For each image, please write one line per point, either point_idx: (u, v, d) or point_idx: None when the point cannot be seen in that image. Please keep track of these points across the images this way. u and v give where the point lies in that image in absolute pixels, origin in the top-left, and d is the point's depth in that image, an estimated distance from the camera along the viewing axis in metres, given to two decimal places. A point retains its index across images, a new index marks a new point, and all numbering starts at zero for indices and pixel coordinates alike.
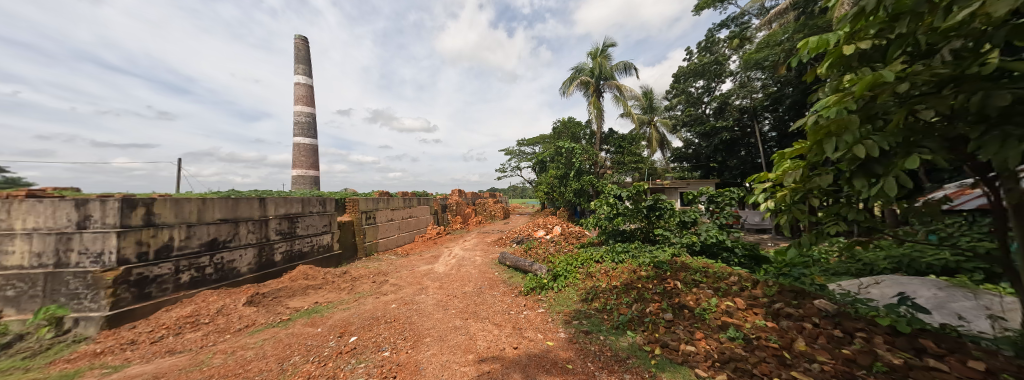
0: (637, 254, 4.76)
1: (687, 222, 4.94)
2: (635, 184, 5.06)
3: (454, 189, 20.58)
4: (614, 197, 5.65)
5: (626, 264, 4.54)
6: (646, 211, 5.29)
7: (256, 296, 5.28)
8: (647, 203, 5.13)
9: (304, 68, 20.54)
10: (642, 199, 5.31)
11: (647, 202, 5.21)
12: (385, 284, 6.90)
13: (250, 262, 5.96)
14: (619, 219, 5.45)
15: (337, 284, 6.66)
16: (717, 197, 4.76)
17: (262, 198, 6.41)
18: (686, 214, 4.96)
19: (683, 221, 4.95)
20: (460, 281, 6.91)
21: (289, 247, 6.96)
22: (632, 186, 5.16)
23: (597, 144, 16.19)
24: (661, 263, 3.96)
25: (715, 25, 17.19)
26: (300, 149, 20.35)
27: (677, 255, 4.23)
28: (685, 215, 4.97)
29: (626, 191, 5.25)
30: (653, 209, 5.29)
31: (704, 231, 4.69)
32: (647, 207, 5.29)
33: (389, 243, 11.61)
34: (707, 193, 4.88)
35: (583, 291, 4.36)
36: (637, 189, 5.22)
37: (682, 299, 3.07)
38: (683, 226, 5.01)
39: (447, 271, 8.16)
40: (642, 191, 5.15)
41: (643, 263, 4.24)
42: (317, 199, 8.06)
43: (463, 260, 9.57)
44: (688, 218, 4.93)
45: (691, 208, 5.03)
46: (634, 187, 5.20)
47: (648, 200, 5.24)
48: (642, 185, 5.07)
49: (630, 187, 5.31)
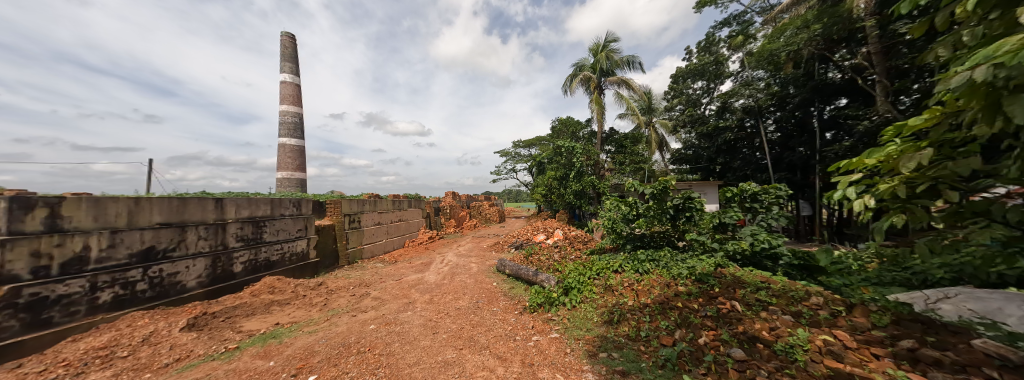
0: (667, 262, 3.98)
1: (724, 224, 4.17)
2: (660, 179, 4.29)
3: (448, 191, 19.70)
4: (633, 196, 4.90)
5: (655, 277, 3.78)
6: (672, 212, 4.52)
7: (201, 318, 4.34)
8: (675, 203, 4.35)
9: (291, 66, 19.52)
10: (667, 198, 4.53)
11: (675, 202, 4.45)
12: (366, 298, 5.97)
13: (200, 275, 4.99)
14: (640, 221, 4.70)
15: (308, 299, 5.71)
16: (761, 195, 4.00)
17: (218, 198, 5.46)
18: (724, 212, 4.15)
19: (720, 221, 4.14)
20: (453, 294, 6.04)
21: (253, 256, 5.98)
22: (657, 182, 4.40)
23: (598, 144, 15.56)
24: (705, 276, 3.20)
25: (716, 24, 16.94)
26: (285, 150, 19.20)
27: (720, 265, 3.48)
28: (722, 214, 4.16)
29: (649, 188, 4.47)
30: (681, 210, 4.52)
31: (746, 236, 3.95)
32: (674, 208, 4.53)
33: (376, 250, 10.65)
34: (750, 191, 4.08)
35: (605, 310, 3.56)
36: (662, 186, 4.44)
37: (752, 330, 2.27)
38: (721, 230, 4.24)
39: (440, 281, 7.25)
40: (667, 188, 4.38)
41: (678, 275, 3.48)
42: (290, 200, 7.10)
43: (457, 267, 8.67)
44: (727, 217, 4.11)
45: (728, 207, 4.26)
46: (658, 183, 4.43)
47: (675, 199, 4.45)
48: (670, 180, 4.31)
49: (655, 184, 4.46)
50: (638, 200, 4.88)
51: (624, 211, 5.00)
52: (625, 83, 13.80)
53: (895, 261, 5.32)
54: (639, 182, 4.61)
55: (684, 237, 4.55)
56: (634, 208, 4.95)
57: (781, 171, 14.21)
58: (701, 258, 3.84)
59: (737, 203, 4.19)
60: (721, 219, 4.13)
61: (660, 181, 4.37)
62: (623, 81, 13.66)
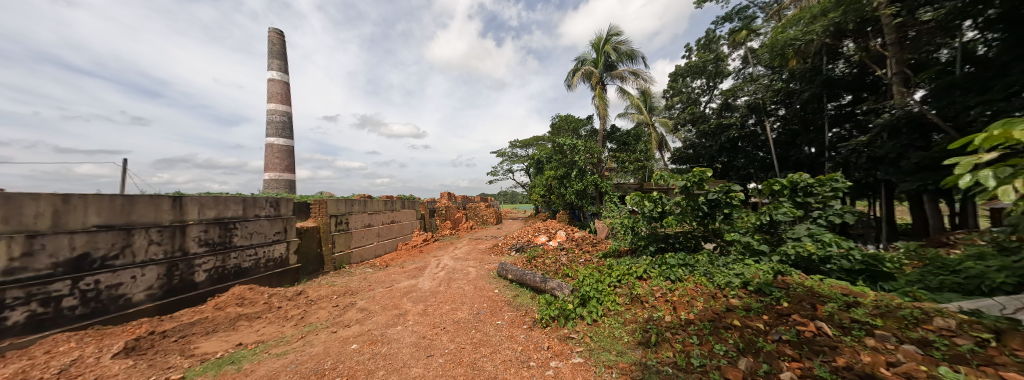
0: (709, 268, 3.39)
1: (775, 222, 3.58)
2: (695, 170, 3.62)
3: (443, 192, 19.03)
4: (658, 191, 4.25)
5: (694, 285, 3.19)
6: (707, 209, 3.88)
7: (144, 340, 3.59)
8: (714, 197, 3.70)
9: (279, 64, 18.59)
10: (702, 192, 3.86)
11: (711, 197, 3.80)
12: (350, 309, 5.24)
13: (151, 286, 4.23)
14: (669, 219, 4.07)
15: (282, 312, 4.98)
16: (815, 188, 3.53)
17: (177, 196, 4.73)
18: (776, 207, 3.56)
19: (769, 219, 3.56)
20: (451, 303, 5.37)
21: (219, 264, 5.21)
22: (690, 174, 3.72)
23: (600, 142, 15.02)
24: (766, 285, 2.60)
25: (718, 20, 16.65)
26: (273, 150, 18.24)
27: (780, 272, 2.85)
28: (773, 209, 3.58)
29: (680, 181, 3.80)
30: (718, 207, 3.88)
31: (803, 236, 3.38)
32: (707, 204, 3.90)
33: (366, 253, 9.90)
34: (802, 182, 3.60)
35: (636, 327, 2.93)
36: (697, 178, 3.77)
37: (862, 365, 1.66)
38: (770, 228, 3.67)
39: (435, 288, 6.54)
40: (704, 181, 3.73)
41: (727, 285, 2.87)
42: (266, 199, 6.36)
43: (454, 272, 7.98)
44: (783, 212, 3.50)
45: (775, 201, 3.75)
46: (692, 174, 3.75)
47: (711, 193, 3.82)
48: (707, 172, 3.67)
49: (689, 174, 3.75)
50: (664, 195, 4.23)
51: (647, 207, 4.36)
52: (638, 74, 13.24)
53: (940, 263, 4.80)
54: (668, 175, 3.94)
55: (722, 237, 3.96)
56: (660, 204, 4.31)
57: (788, 169, 13.84)
58: (751, 263, 3.25)
59: (787, 196, 3.66)
60: (773, 216, 3.53)
61: (694, 172, 3.69)
62: (634, 71, 13.15)
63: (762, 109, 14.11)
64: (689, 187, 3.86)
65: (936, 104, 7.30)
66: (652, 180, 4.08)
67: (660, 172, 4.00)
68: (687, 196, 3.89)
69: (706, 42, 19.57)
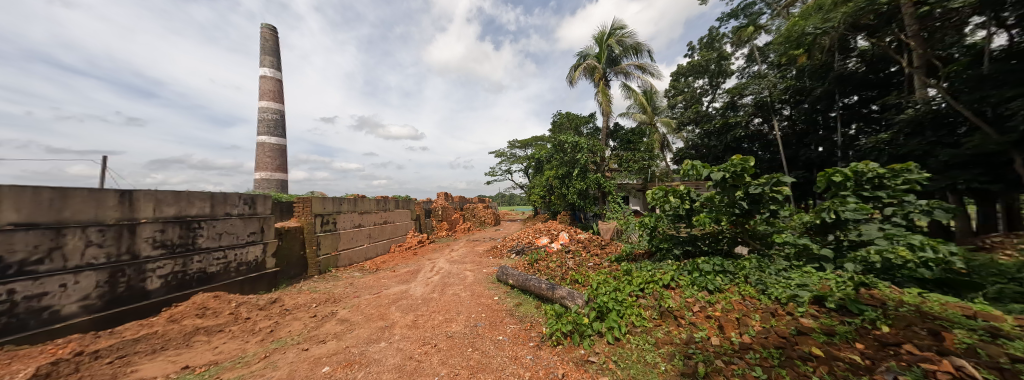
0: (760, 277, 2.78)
1: (841, 221, 3.14)
2: (735, 158, 2.99)
3: (440, 193, 18.37)
4: (685, 185, 3.62)
5: (742, 298, 2.60)
6: (747, 206, 3.25)
7: (65, 363, 2.93)
8: (758, 192, 3.03)
9: (271, 59, 17.92)
10: (740, 186, 3.20)
11: (753, 190, 3.08)
12: (329, 320, 4.59)
13: (87, 296, 3.58)
14: (702, 217, 3.44)
15: (250, 324, 4.33)
16: (888, 179, 3.12)
17: (125, 190, 4.09)
18: (841, 202, 3.13)
19: (833, 216, 3.13)
20: (446, 312, 4.75)
21: (179, 268, 4.56)
22: (728, 163, 3.09)
23: (603, 140, 14.52)
24: (852, 302, 1.99)
25: (723, 17, 16.28)
26: (264, 148, 17.48)
27: (860, 284, 2.23)
28: (837, 204, 3.15)
29: (711, 171, 3.17)
30: (760, 204, 3.25)
31: (880, 239, 2.90)
32: (748, 201, 3.27)
33: (355, 256, 9.25)
34: (874, 172, 3.16)
35: (673, 351, 2.33)
36: (737, 169, 3.12)
37: None
38: (836, 227, 3.22)
39: (427, 295, 5.91)
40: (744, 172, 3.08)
41: (792, 299, 2.26)
42: (239, 195, 5.72)
43: (450, 277, 7.35)
44: (852, 209, 3.05)
45: (839, 195, 3.33)
46: (729, 164, 3.12)
47: (752, 186, 3.13)
48: (749, 161, 3.03)
49: (726, 164, 3.12)
50: (693, 190, 3.62)
51: (672, 204, 3.75)
52: (644, 68, 12.88)
53: (998, 269, 4.24)
54: (700, 165, 3.31)
55: (767, 238, 3.35)
56: (688, 200, 3.70)
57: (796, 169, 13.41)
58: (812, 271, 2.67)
59: (851, 189, 3.23)
60: (840, 213, 3.08)
61: (734, 161, 3.06)
62: (639, 65, 12.76)
63: (770, 107, 13.69)
64: (726, 179, 3.22)
65: (966, 96, 6.83)
66: (679, 171, 3.45)
67: (690, 162, 3.38)
68: (725, 190, 3.26)
69: (709, 41, 19.27)
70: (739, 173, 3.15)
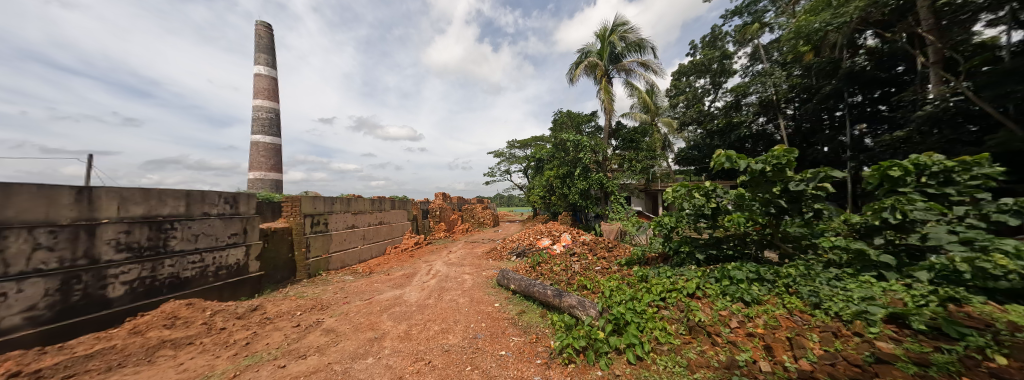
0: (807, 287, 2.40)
1: (907, 221, 2.79)
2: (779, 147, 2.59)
3: (438, 193, 17.93)
4: (712, 180, 3.24)
5: (789, 312, 2.21)
6: (786, 205, 2.89)
7: None
8: (799, 189, 2.68)
9: (267, 57, 17.49)
10: (778, 182, 2.82)
11: (794, 187, 2.72)
12: (313, 331, 4.16)
13: (33, 306, 3.16)
14: (734, 216, 3.09)
15: (225, 335, 3.91)
16: (959, 174, 2.83)
17: (83, 186, 3.67)
18: (909, 201, 2.77)
19: (899, 217, 2.78)
20: (442, 321, 4.34)
21: (148, 273, 4.14)
22: (768, 154, 2.71)
23: (605, 139, 14.16)
24: (945, 323, 1.60)
25: (726, 15, 16.07)
26: (258, 147, 16.96)
27: (942, 298, 1.84)
28: (904, 202, 2.79)
29: (747, 164, 2.78)
30: (800, 203, 2.88)
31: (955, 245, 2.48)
32: (787, 200, 2.90)
33: (348, 258, 8.82)
34: (942, 165, 2.85)
35: (712, 377, 1.93)
36: (779, 161, 2.71)
37: None
38: (896, 229, 2.89)
39: (422, 301, 5.50)
40: (787, 166, 2.68)
41: (860, 316, 1.87)
42: (219, 194, 5.29)
43: (447, 280, 6.94)
44: (923, 208, 2.69)
45: (903, 190, 3.00)
46: (770, 156, 2.74)
47: (791, 183, 2.76)
48: (795, 152, 2.62)
49: (764, 157, 2.76)
50: (721, 187, 3.24)
51: (695, 203, 3.40)
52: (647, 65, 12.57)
53: None
54: (736, 156, 2.93)
55: (806, 242, 2.98)
56: (714, 198, 3.33)
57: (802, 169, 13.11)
58: (868, 282, 2.29)
59: (914, 184, 2.94)
60: (908, 213, 2.72)
61: (777, 152, 2.67)
62: (642, 62, 12.46)
63: (776, 105, 13.42)
64: (764, 174, 2.83)
65: (989, 92, 6.53)
66: (710, 163, 3.09)
67: (723, 153, 3.00)
68: (759, 186, 2.89)
69: (711, 40, 19.16)
70: (780, 167, 2.73)
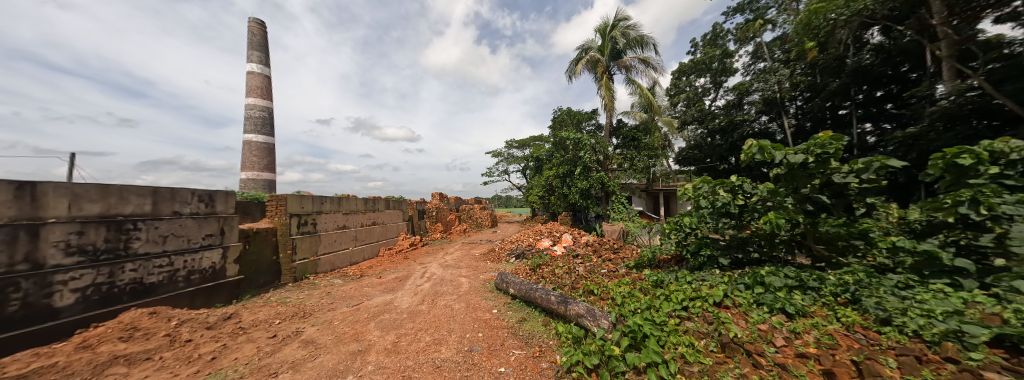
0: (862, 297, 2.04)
1: (989, 217, 2.42)
2: (826, 134, 2.27)
3: (435, 193, 17.49)
4: (739, 175, 2.89)
5: (847, 328, 1.84)
6: (828, 200, 2.56)
7: None
8: (846, 182, 2.34)
9: (259, 55, 16.97)
10: (818, 175, 2.50)
11: (839, 180, 2.38)
12: (290, 343, 3.74)
13: None
14: (772, 215, 2.59)
15: (188, 349, 3.47)
16: None
17: (24, 181, 3.23)
18: (995, 193, 2.38)
19: (981, 212, 2.41)
20: (435, 331, 3.93)
21: (104, 279, 3.71)
22: (812, 142, 2.38)
23: (606, 137, 13.81)
24: None
25: (728, 12, 15.84)
26: (250, 147, 16.43)
27: None
28: (988, 195, 2.40)
29: (785, 154, 2.45)
30: (845, 197, 2.55)
31: None
32: (830, 196, 2.57)
33: (338, 261, 8.37)
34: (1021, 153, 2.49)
35: None
36: (824, 151, 2.39)
37: None
38: (967, 228, 2.58)
39: (415, 307, 5.08)
40: (833, 155, 2.37)
41: (951, 337, 1.49)
42: (192, 191, 4.85)
43: (442, 284, 6.52)
44: (1014, 201, 2.30)
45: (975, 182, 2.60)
46: (813, 144, 2.42)
47: (836, 175, 2.42)
48: (843, 140, 2.32)
49: (804, 145, 2.45)
50: (748, 181, 2.86)
51: (719, 201, 3.04)
52: (648, 61, 12.25)
53: None
54: (771, 146, 2.55)
55: (843, 243, 2.67)
56: (741, 194, 2.98)
57: None
58: (940, 292, 1.96)
59: (988, 175, 2.57)
60: (995, 207, 2.33)
61: (822, 139, 2.34)
62: (643, 58, 12.14)
63: (780, 103, 13.17)
64: (804, 166, 2.50)
65: (1011, 86, 6.24)
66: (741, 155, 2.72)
67: (756, 143, 2.64)
68: (796, 180, 2.57)
69: (712, 38, 18.98)
70: (825, 158, 2.41)
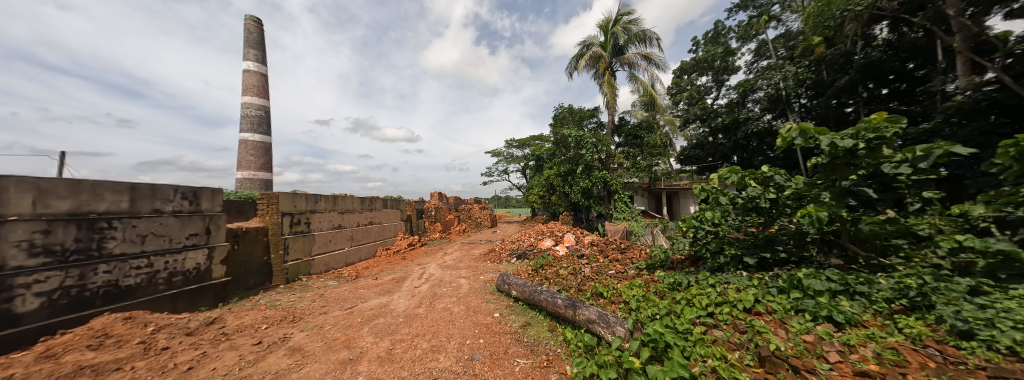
0: (920, 303, 1.84)
1: None
2: (883, 114, 2.08)
3: (434, 192, 17.11)
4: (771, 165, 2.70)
5: (913, 343, 1.63)
6: (875, 195, 2.35)
7: None
8: (898, 172, 2.10)
9: (256, 52, 16.65)
10: (865, 166, 2.30)
11: (889, 169, 2.15)
12: (276, 351, 3.46)
13: None
14: (812, 208, 2.33)
15: (162, 359, 3.17)
16: None
17: None
18: None
19: None
20: (432, 337, 3.66)
21: (73, 282, 3.42)
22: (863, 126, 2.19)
23: (608, 136, 13.56)
24: None
25: (731, 9, 15.64)
26: (246, 146, 16.10)
27: None
28: None
29: (832, 138, 2.25)
30: (893, 191, 2.34)
31: None
32: (882, 190, 2.37)
33: (333, 262, 8.08)
34: None
35: None
36: (877, 136, 2.19)
37: None
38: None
39: (412, 310, 4.80)
40: (884, 141, 2.18)
41: None
42: (174, 188, 4.57)
43: (440, 286, 6.25)
44: None
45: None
46: (863, 128, 2.22)
47: (886, 165, 2.19)
48: (900, 123, 2.13)
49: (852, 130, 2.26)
50: (781, 173, 2.71)
51: (749, 193, 2.85)
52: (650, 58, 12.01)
53: None
54: (814, 131, 2.42)
55: (881, 242, 2.45)
56: (773, 187, 2.79)
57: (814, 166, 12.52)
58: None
59: None
60: None
61: (875, 121, 2.16)
62: (646, 55, 11.91)
63: (785, 100, 12.94)
64: (851, 154, 2.30)
65: None
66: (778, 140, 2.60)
67: (797, 126, 2.50)
68: (836, 171, 2.39)
69: (714, 36, 18.78)
70: (874, 141, 2.22)
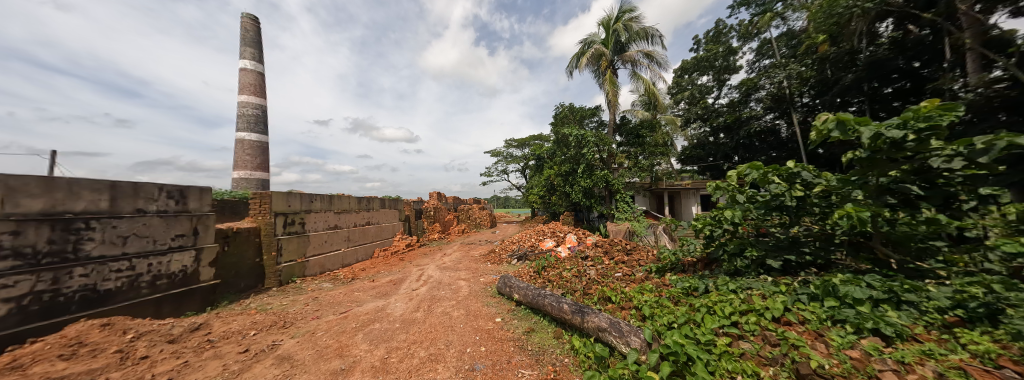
0: (980, 315, 1.77)
1: None
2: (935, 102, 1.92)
3: (432, 193, 16.86)
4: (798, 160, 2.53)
5: (982, 362, 1.47)
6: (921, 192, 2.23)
7: None
8: (948, 167, 2.00)
9: (251, 50, 16.37)
10: (908, 160, 2.17)
11: (937, 163, 2.05)
12: (263, 359, 3.24)
13: None
14: (852, 209, 2.15)
15: (140, 368, 2.93)
16: None
17: None
18: None
19: None
20: (431, 345, 3.44)
21: (44, 287, 3.20)
22: (910, 115, 2.03)
23: (609, 135, 13.36)
24: None
25: (733, 7, 15.52)
26: (242, 146, 15.82)
27: None
28: None
29: (875, 130, 2.12)
30: (940, 187, 2.23)
31: None
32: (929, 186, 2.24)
33: (328, 263, 7.87)
34: None
35: None
36: (927, 126, 2.03)
37: None
38: None
39: (410, 315, 4.58)
40: (936, 132, 2.01)
41: None
42: (159, 186, 4.34)
43: (439, 288, 6.03)
44: None
45: None
46: (911, 117, 2.05)
47: (935, 159, 2.07)
48: (958, 111, 1.94)
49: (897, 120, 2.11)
50: (809, 168, 2.53)
51: (774, 192, 2.68)
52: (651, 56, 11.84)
53: None
54: (853, 120, 2.27)
55: (917, 244, 2.29)
56: (799, 185, 2.61)
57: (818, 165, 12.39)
58: None
59: None
60: None
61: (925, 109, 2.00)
62: (648, 52, 11.74)
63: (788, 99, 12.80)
64: (895, 146, 2.15)
65: None
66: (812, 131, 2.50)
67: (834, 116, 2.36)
68: (876, 166, 2.26)
69: (715, 35, 18.65)
70: (923, 130, 2.06)
